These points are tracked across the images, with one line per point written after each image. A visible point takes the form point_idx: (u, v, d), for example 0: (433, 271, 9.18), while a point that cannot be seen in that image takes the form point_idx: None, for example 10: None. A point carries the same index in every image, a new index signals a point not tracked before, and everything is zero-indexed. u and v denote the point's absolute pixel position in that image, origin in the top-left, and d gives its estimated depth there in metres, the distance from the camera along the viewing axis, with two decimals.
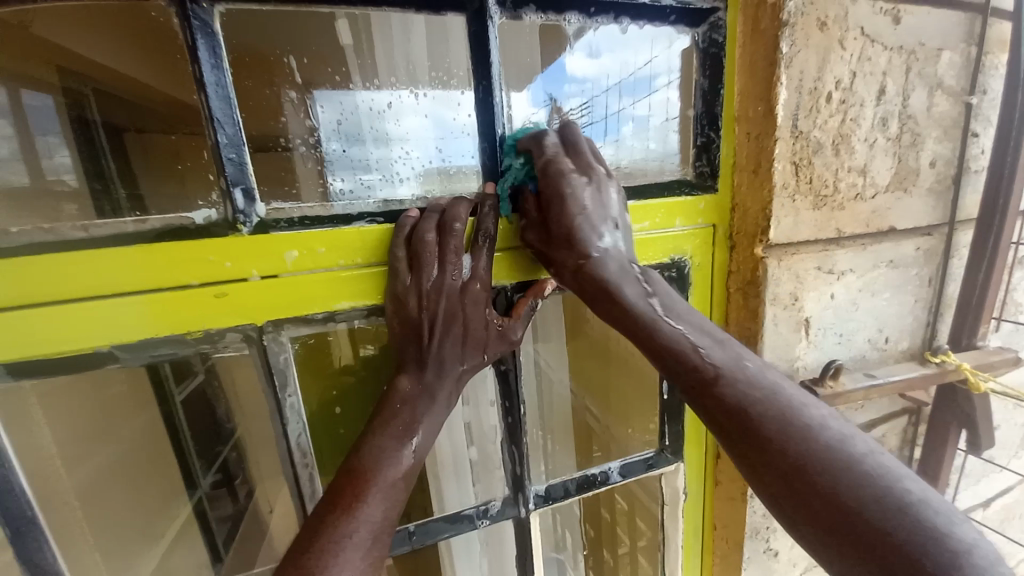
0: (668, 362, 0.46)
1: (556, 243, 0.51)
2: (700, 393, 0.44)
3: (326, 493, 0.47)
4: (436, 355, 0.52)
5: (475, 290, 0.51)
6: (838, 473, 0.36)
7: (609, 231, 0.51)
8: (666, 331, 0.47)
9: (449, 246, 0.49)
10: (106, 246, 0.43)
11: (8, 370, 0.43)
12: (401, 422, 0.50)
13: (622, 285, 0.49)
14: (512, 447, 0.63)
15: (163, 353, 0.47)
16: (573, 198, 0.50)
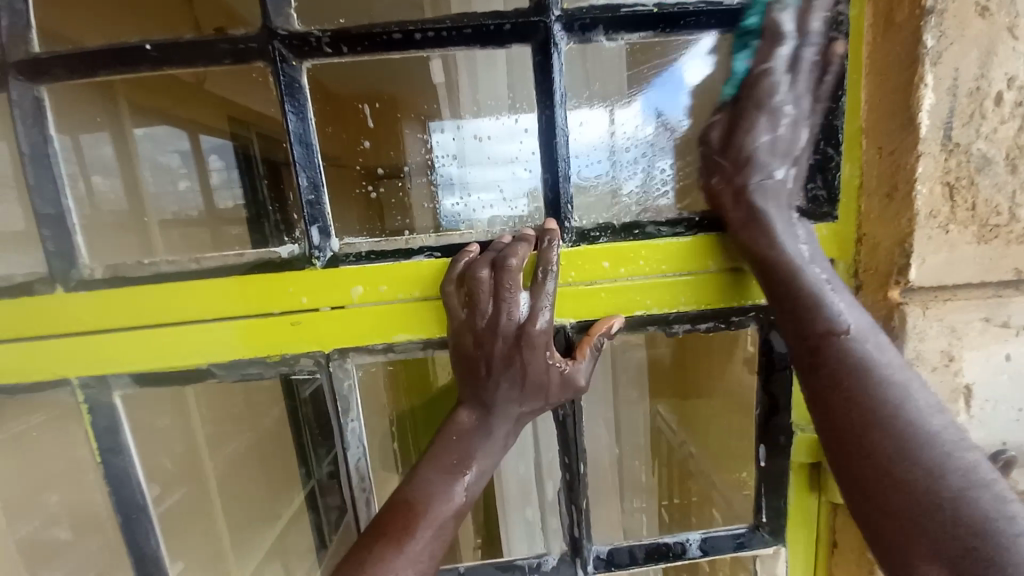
0: (795, 313, 0.45)
1: (727, 150, 0.48)
2: (815, 346, 0.44)
3: (378, 516, 0.49)
4: (495, 395, 0.51)
5: (533, 332, 0.48)
6: (921, 444, 0.38)
7: (786, 166, 0.47)
8: (808, 276, 0.45)
9: (503, 283, 0.47)
10: (209, 277, 0.49)
11: (135, 379, 0.51)
12: (455, 457, 0.50)
13: (775, 220, 0.47)
14: (570, 505, 0.58)
15: (251, 371, 0.52)
16: (774, 113, 0.46)
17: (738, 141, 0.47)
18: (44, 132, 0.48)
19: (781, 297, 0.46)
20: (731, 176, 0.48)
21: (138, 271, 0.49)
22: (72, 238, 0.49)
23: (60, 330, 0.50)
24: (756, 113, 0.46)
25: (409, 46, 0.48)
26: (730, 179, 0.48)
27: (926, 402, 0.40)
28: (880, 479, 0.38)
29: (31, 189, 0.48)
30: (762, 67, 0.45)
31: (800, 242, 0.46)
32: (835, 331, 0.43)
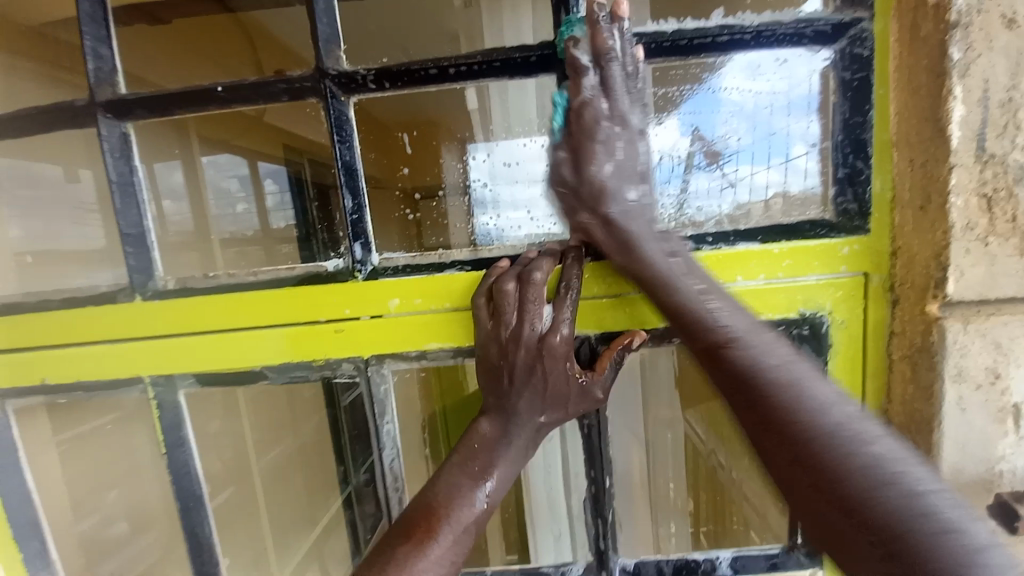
0: (685, 329, 0.45)
1: (581, 189, 0.49)
2: (709, 357, 0.43)
3: (403, 519, 0.50)
4: (518, 405, 0.53)
5: (555, 343, 0.50)
6: (823, 448, 0.35)
7: (636, 184, 0.49)
8: (678, 290, 0.46)
9: (528, 296, 0.49)
10: (264, 288, 0.54)
11: (198, 380, 0.57)
12: (478, 464, 0.52)
13: (643, 246, 0.48)
14: (596, 518, 0.59)
15: (298, 374, 0.57)
16: (606, 138, 0.47)
17: (591, 170, 0.48)
18: (129, 163, 0.54)
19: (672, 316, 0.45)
20: (587, 210, 0.49)
21: (203, 283, 0.55)
22: (148, 254, 0.56)
23: (136, 335, 0.56)
24: (588, 147, 0.48)
25: (444, 79, 0.52)
26: (596, 213, 0.49)
27: (821, 395, 0.37)
28: (798, 481, 0.36)
29: (117, 212, 0.54)
30: (576, 104, 0.47)
31: (670, 257, 0.47)
32: (723, 339, 0.42)
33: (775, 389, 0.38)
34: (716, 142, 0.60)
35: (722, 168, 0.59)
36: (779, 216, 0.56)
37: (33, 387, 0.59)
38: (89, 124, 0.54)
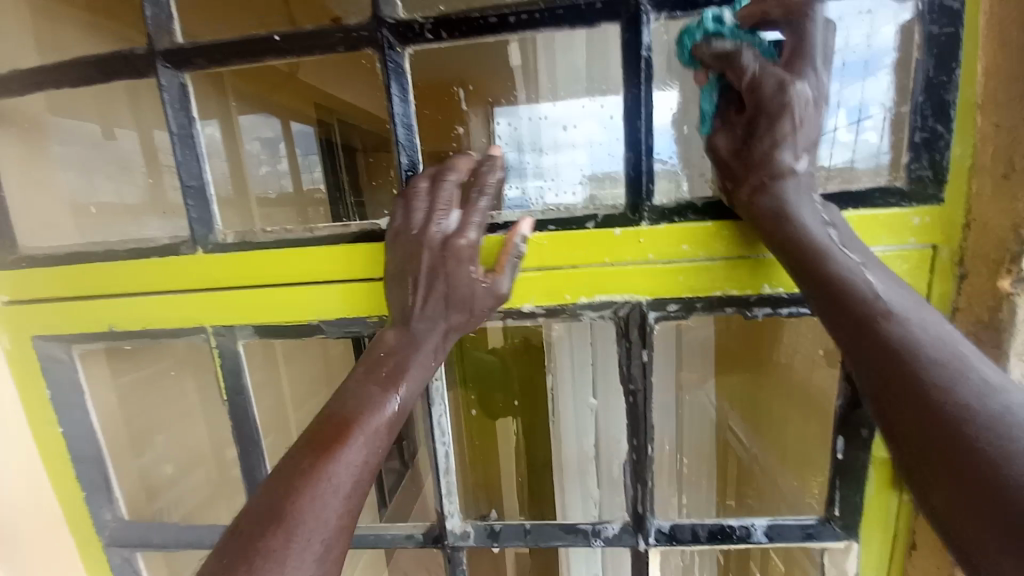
0: (835, 295, 0.42)
1: (741, 157, 0.48)
2: (857, 329, 0.41)
3: (311, 431, 0.48)
4: (423, 314, 0.54)
5: (460, 245, 0.52)
6: (943, 388, 0.35)
7: (806, 155, 0.47)
8: (810, 235, 0.45)
9: (440, 193, 0.52)
10: (323, 245, 0.56)
11: (257, 331, 0.60)
12: (387, 372, 0.52)
13: (803, 213, 0.46)
14: (636, 486, 0.60)
15: (353, 329, 0.59)
16: (802, 104, 0.45)
17: (767, 134, 0.47)
18: (188, 115, 0.55)
19: (799, 257, 0.45)
20: (753, 181, 0.48)
21: (262, 238, 0.57)
22: (207, 207, 0.57)
23: (199, 286, 0.58)
24: (765, 118, 0.46)
25: (503, 28, 0.50)
26: (761, 182, 0.47)
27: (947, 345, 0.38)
28: (946, 468, 0.33)
29: (178, 163, 0.55)
30: (747, 81, 0.46)
31: (826, 226, 0.45)
32: (842, 280, 0.43)
33: (896, 332, 0.39)
34: None
35: None
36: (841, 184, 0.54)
37: (101, 334, 0.62)
38: (149, 73, 0.54)
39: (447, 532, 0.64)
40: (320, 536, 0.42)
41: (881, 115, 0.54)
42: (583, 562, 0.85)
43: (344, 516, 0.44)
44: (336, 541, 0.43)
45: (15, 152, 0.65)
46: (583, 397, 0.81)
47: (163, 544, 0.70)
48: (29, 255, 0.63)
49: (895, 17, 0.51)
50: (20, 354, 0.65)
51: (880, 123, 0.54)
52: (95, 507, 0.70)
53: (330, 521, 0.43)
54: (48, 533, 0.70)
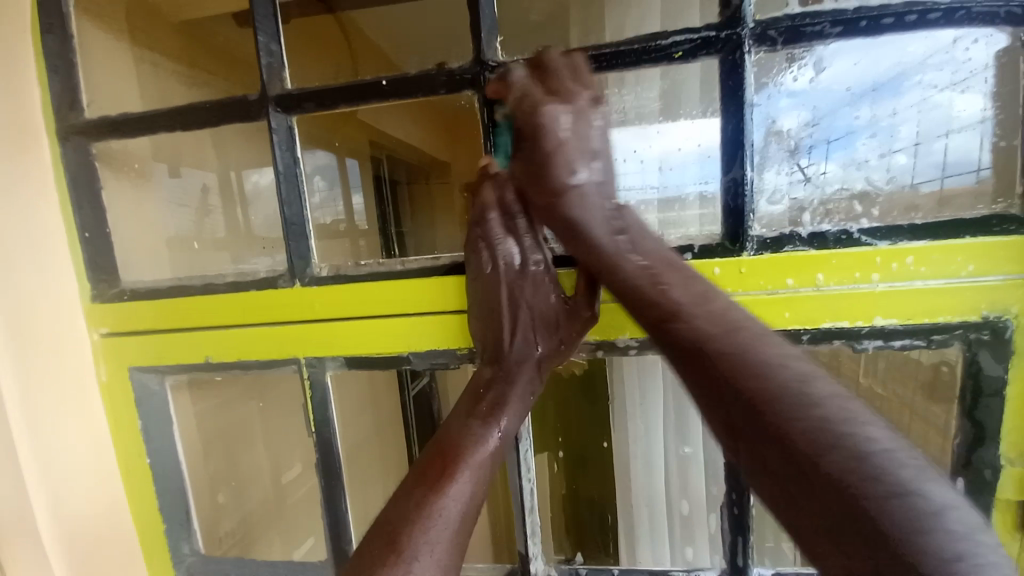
0: (654, 305, 0.43)
1: (534, 175, 0.51)
2: (664, 333, 0.42)
3: (419, 465, 0.50)
4: (513, 345, 0.56)
5: (533, 270, 0.56)
6: (775, 398, 0.35)
7: (586, 164, 0.51)
8: (626, 268, 0.46)
9: (493, 232, 0.55)
10: (415, 277, 0.58)
11: (345, 361, 0.61)
12: (486, 405, 0.53)
13: (590, 224, 0.49)
14: (737, 536, 0.58)
15: (440, 361, 0.60)
16: (554, 121, 0.49)
17: (536, 148, 0.50)
18: (293, 156, 0.58)
19: (628, 294, 0.45)
20: (545, 198, 0.51)
21: (356, 271, 0.59)
22: (306, 242, 0.59)
23: (296, 317, 0.60)
24: (520, 141, 0.51)
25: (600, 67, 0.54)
26: (556, 198, 0.50)
27: (800, 381, 0.36)
28: (794, 485, 0.33)
29: (283, 202, 0.58)
30: (512, 99, 0.51)
31: (613, 235, 0.48)
32: (662, 290, 0.43)
33: (721, 337, 0.39)
34: (789, 134, 0.57)
35: (804, 163, 0.57)
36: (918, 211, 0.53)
37: (196, 364, 0.64)
38: (259, 118, 0.58)
39: (531, 574, 0.63)
40: (432, 572, 0.42)
41: (964, 137, 0.53)
42: None
43: (456, 553, 0.44)
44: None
45: (120, 193, 0.69)
46: (674, 446, 0.76)
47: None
48: (131, 288, 0.66)
49: (985, 50, 0.50)
50: (114, 384, 0.68)
51: (944, 152, 0.53)
52: (173, 539, 0.71)
53: (444, 557, 0.43)
54: (121, 573, 0.68)
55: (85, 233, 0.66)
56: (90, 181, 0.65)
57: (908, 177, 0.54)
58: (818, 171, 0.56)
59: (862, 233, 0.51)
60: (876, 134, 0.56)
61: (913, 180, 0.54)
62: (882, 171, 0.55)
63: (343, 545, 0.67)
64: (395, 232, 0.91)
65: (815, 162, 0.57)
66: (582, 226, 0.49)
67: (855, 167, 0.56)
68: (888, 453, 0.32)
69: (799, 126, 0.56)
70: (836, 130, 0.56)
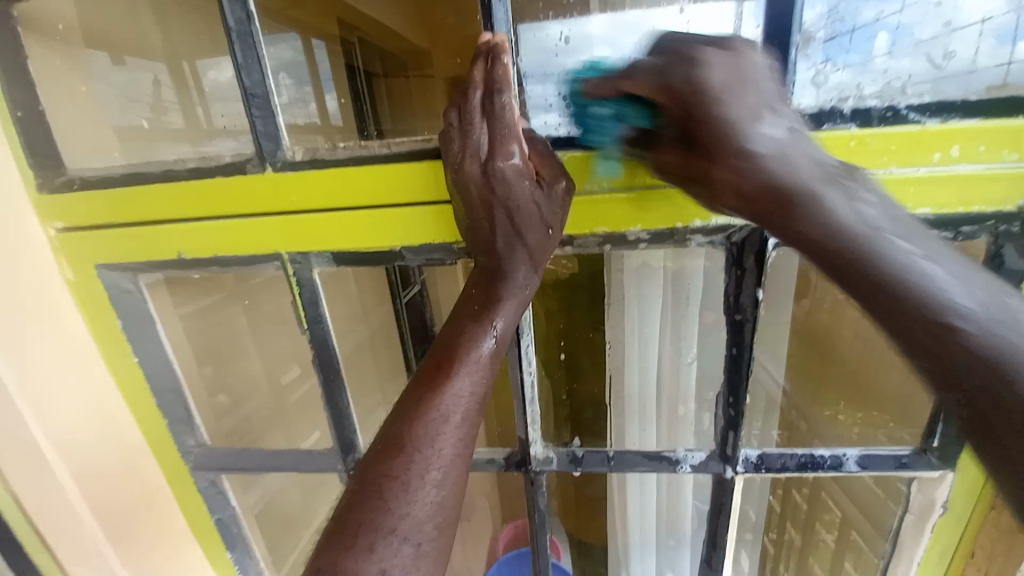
0: (860, 281, 0.37)
1: (710, 172, 0.42)
2: (925, 333, 0.35)
3: (421, 369, 0.49)
4: (491, 246, 0.51)
5: (502, 163, 0.47)
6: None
7: (772, 119, 0.40)
8: (886, 257, 0.36)
9: (466, 117, 0.46)
10: (403, 162, 0.52)
11: (333, 259, 0.57)
12: (478, 306, 0.51)
13: (825, 196, 0.38)
14: (730, 431, 0.61)
15: (435, 257, 0.56)
16: (709, 75, 0.40)
17: (706, 125, 0.40)
18: (244, 6, 0.48)
19: (884, 296, 0.36)
20: (722, 173, 0.41)
21: (336, 156, 0.53)
22: (272, 120, 0.51)
23: (271, 209, 0.54)
24: (625, 89, 0.43)
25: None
26: (734, 169, 0.40)
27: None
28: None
29: (239, 68, 0.49)
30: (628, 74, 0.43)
31: (852, 204, 0.38)
32: (866, 261, 0.37)
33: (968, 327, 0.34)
34: (808, 27, 0.47)
35: (826, 63, 0.48)
36: (963, 92, 0.45)
37: (170, 262, 0.59)
38: None
39: (531, 457, 0.66)
40: (438, 463, 0.44)
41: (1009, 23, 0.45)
42: (637, 486, 0.86)
43: (462, 446, 0.46)
44: (450, 471, 0.45)
45: (50, 64, 0.59)
46: (671, 360, 0.74)
47: (247, 467, 0.73)
48: (81, 176, 0.58)
49: None
50: (85, 285, 0.63)
51: (993, 36, 0.45)
52: (177, 434, 0.72)
53: (448, 449, 0.45)
54: (129, 464, 0.70)
55: (15, 111, 0.56)
56: (13, 49, 0.55)
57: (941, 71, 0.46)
58: (841, 74, 0.48)
59: (910, 109, 0.45)
60: (890, 33, 0.47)
61: (934, 84, 0.46)
62: (895, 77, 0.47)
63: (347, 437, 0.69)
64: (377, 120, 0.82)
65: (827, 67, 0.48)
66: (795, 228, 0.39)
67: (865, 72, 0.48)
68: None
69: (813, 19, 0.47)
70: (858, 23, 0.47)
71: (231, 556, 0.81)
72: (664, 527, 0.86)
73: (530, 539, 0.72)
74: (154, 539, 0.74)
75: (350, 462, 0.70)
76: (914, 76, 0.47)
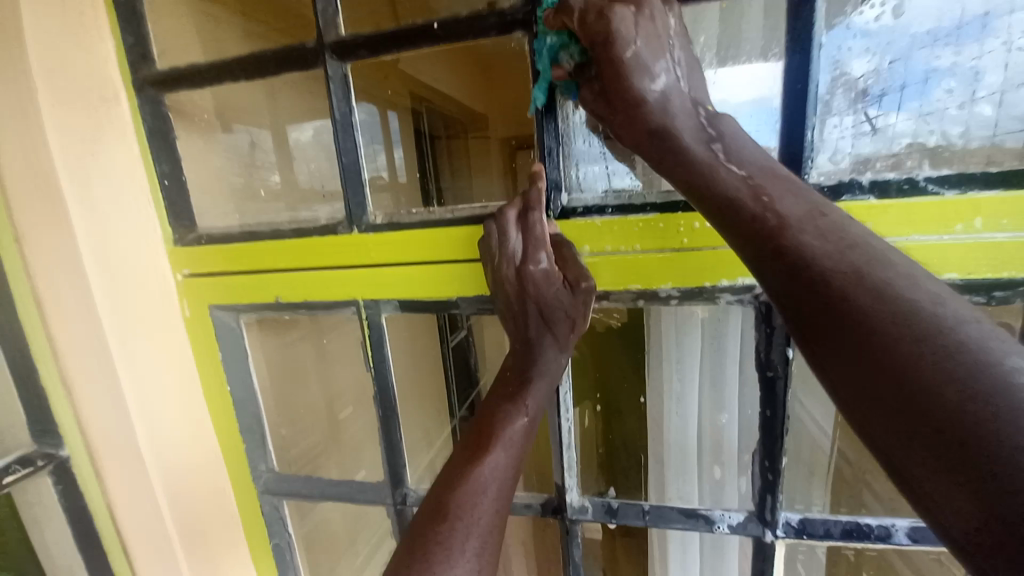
0: (723, 210, 0.43)
1: (620, 114, 0.49)
2: (754, 242, 0.41)
3: (466, 438, 0.57)
4: (527, 336, 0.60)
5: (534, 272, 0.56)
6: (863, 281, 0.35)
7: (665, 70, 0.47)
8: (724, 181, 0.44)
9: (502, 236, 0.56)
10: (462, 225, 0.61)
11: (399, 305, 0.66)
12: (512, 390, 0.58)
13: (687, 138, 0.46)
14: (767, 495, 0.61)
15: (486, 306, 0.64)
16: (630, 29, 0.46)
17: (609, 74, 0.48)
18: (349, 104, 0.61)
19: (729, 211, 0.43)
20: (626, 120, 0.49)
21: (409, 219, 0.63)
22: (362, 191, 0.63)
23: (352, 263, 0.65)
24: (597, 49, 0.47)
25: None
26: (631, 112, 0.48)
27: (887, 282, 0.34)
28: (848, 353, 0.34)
29: (341, 150, 0.61)
30: (579, 23, 0.47)
31: (711, 144, 0.45)
32: (725, 195, 0.43)
33: (795, 241, 0.39)
34: (857, 79, 0.52)
35: (872, 114, 0.52)
36: (982, 163, 0.49)
37: (267, 304, 0.71)
38: (316, 65, 0.61)
39: (566, 504, 0.69)
40: (477, 530, 0.48)
41: None
42: (679, 553, 0.83)
43: (497, 514, 0.50)
44: (487, 541, 0.48)
45: (189, 141, 0.76)
46: (711, 418, 0.76)
47: (308, 493, 0.80)
48: (207, 233, 0.73)
49: None
50: (198, 320, 0.76)
51: None
52: (252, 456, 0.81)
53: (485, 516, 0.49)
54: (210, 482, 0.79)
55: (165, 181, 0.72)
56: (167, 132, 0.71)
57: (979, 131, 0.50)
58: (887, 125, 0.52)
59: (929, 181, 0.49)
60: (959, 78, 0.50)
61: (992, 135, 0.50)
62: (942, 131, 0.50)
63: (397, 468, 0.75)
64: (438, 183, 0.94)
65: (880, 114, 0.52)
66: (673, 163, 0.47)
67: (920, 120, 0.51)
68: (978, 350, 0.30)
69: (868, 70, 0.52)
70: (912, 74, 0.51)
71: None
72: None
73: None
74: (219, 557, 0.80)
75: (398, 493, 0.75)
76: (959, 133, 0.50)
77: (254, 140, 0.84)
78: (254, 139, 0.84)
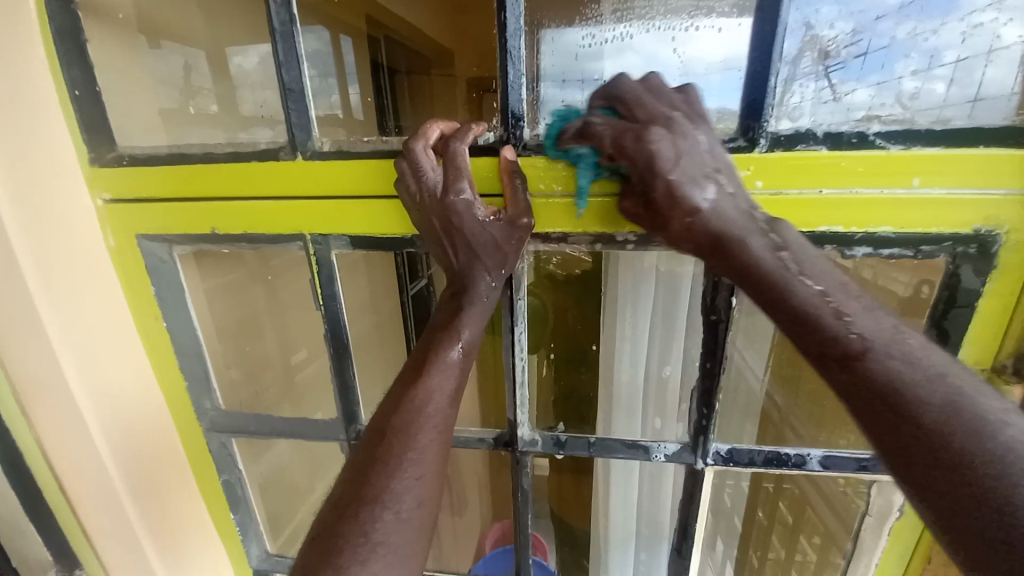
0: (802, 322, 0.44)
1: (674, 217, 0.50)
2: (836, 362, 0.42)
3: (403, 369, 0.55)
4: (460, 270, 0.57)
5: (456, 200, 0.53)
6: (946, 417, 0.37)
7: (711, 181, 0.48)
8: (800, 294, 0.45)
9: (417, 167, 0.53)
10: None
11: (351, 241, 0.63)
12: (453, 322, 0.55)
13: (749, 240, 0.47)
14: (702, 435, 0.66)
15: None
16: (666, 148, 0.48)
17: (656, 179, 0.48)
18: (290, 12, 0.54)
19: (806, 327, 0.44)
20: (681, 223, 0.49)
21: (360, 148, 0.59)
22: (307, 113, 0.58)
23: (298, 194, 0.60)
24: (650, 173, 0.49)
25: None
26: (688, 212, 0.49)
27: (972, 413, 0.36)
28: (933, 487, 0.35)
29: (281, 65, 0.55)
30: (608, 141, 0.50)
31: (777, 253, 0.46)
32: (806, 311, 0.44)
33: (876, 365, 0.40)
34: (825, 43, 0.53)
35: (833, 79, 0.53)
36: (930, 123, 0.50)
37: (204, 236, 0.66)
38: None
39: (517, 438, 0.71)
40: (416, 446, 0.49)
41: (998, 63, 0.49)
42: (620, 483, 0.90)
43: (444, 428, 0.51)
44: (429, 451, 0.49)
45: (104, 48, 0.66)
46: (655, 368, 0.79)
47: (259, 430, 0.79)
48: (129, 153, 0.65)
49: None
50: (126, 252, 0.69)
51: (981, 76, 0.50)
52: (197, 395, 0.78)
53: (424, 436, 0.50)
54: (151, 422, 0.76)
55: (75, 91, 0.62)
56: (75, 32, 0.61)
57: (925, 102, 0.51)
58: (848, 92, 0.53)
59: (877, 135, 0.50)
60: (917, 55, 0.52)
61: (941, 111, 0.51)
62: (903, 100, 0.52)
63: (351, 407, 0.74)
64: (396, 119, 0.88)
65: (845, 83, 0.53)
66: (740, 268, 0.47)
67: (880, 90, 0.52)
68: None
69: (834, 37, 0.53)
70: (871, 47, 0.52)
71: (235, 515, 0.87)
72: (645, 519, 0.90)
73: (514, 518, 0.77)
74: (171, 496, 0.79)
75: (353, 432, 0.75)
76: (916, 102, 0.51)
77: (189, 63, 0.79)
78: (189, 63, 0.79)
